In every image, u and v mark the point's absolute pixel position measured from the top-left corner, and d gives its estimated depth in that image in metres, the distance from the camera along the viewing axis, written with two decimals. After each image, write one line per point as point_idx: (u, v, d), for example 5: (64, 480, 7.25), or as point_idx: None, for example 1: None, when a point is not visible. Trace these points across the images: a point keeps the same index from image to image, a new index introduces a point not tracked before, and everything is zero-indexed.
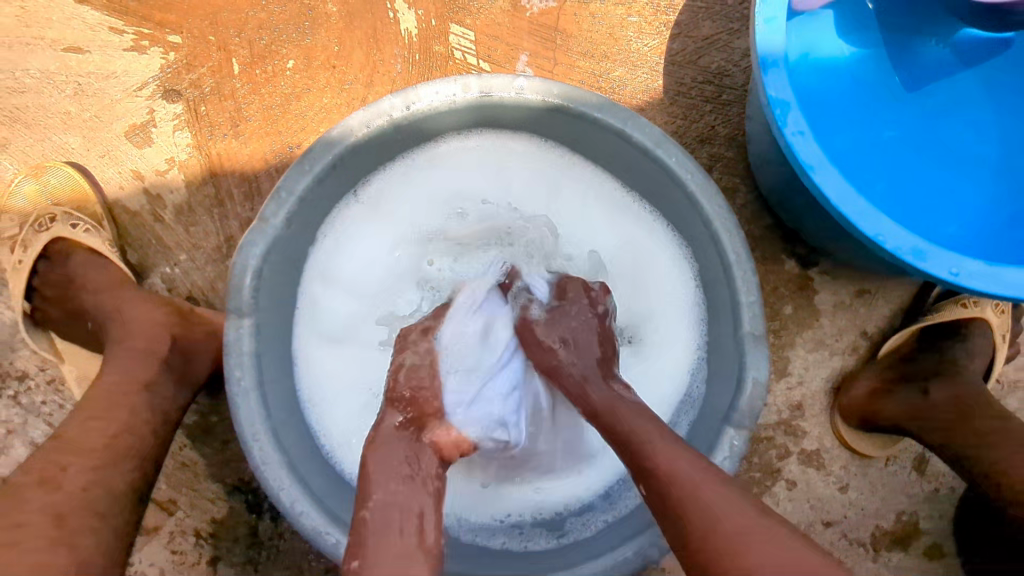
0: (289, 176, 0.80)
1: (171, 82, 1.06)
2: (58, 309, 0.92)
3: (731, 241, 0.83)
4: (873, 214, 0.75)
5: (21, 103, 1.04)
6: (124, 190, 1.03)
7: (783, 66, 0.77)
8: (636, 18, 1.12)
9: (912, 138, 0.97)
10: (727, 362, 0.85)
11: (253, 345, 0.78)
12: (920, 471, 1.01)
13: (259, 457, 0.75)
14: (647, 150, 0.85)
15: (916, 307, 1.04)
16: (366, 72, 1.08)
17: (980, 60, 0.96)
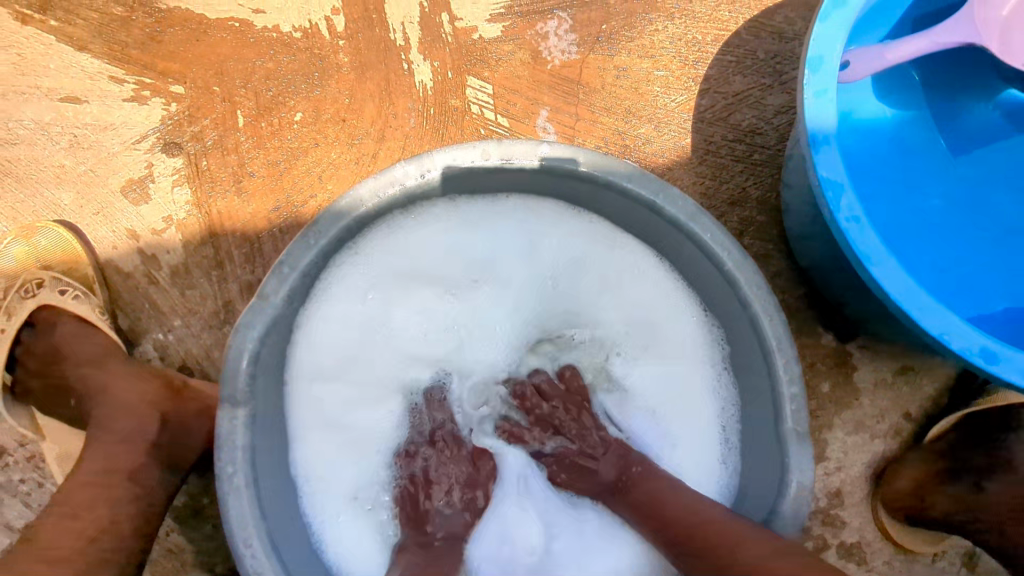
0: (292, 251, 0.74)
1: (172, 134, 1.00)
2: (39, 382, 0.82)
3: (772, 326, 0.76)
4: (934, 308, 0.68)
5: (12, 155, 0.99)
6: (117, 250, 0.96)
7: (834, 142, 0.70)
8: (663, 73, 1.06)
9: (962, 209, 0.90)
10: (766, 457, 0.78)
11: (248, 437, 0.72)
12: (969, 568, 0.93)
13: (251, 565, 0.68)
14: (681, 225, 0.79)
15: (963, 386, 0.97)
16: (378, 126, 1.03)
17: None
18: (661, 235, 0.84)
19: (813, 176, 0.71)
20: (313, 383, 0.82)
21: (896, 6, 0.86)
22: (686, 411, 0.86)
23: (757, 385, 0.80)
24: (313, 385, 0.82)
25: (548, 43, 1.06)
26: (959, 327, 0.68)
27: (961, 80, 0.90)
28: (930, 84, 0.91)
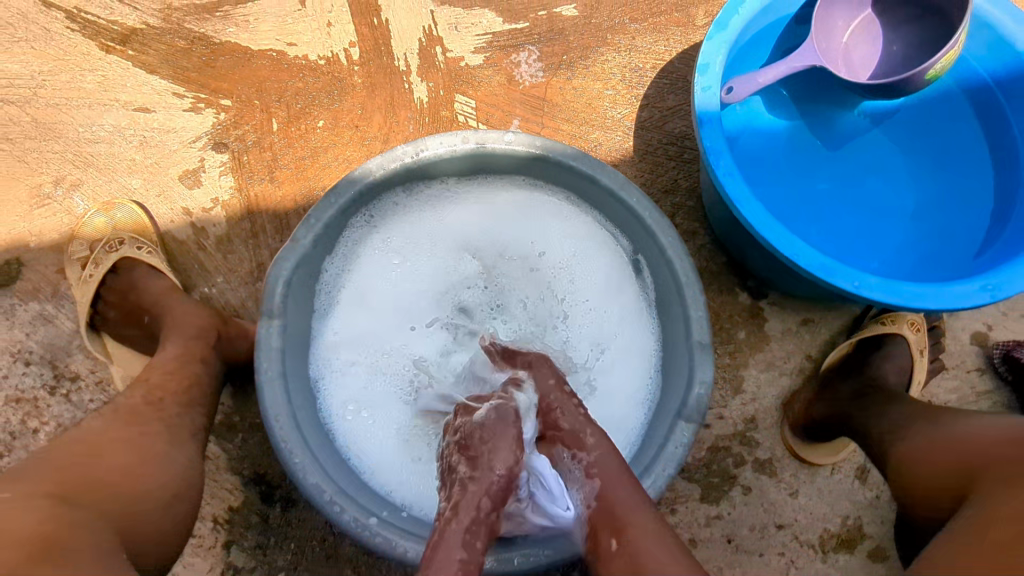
0: (318, 207, 0.99)
1: (220, 136, 1.27)
2: (116, 312, 1.11)
3: (681, 264, 0.99)
4: (789, 239, 0.94)
5: (96, 151, 1.25)
6: (174, 223, 1.22)
7: (716, 122, 0.98)
8: (611, 92, 1.34)
9: (840, 188, 1.15)
10: (679, 368, 0.99)
11: (281, 342, 0.94)
12: (862, 480, 1.13)
13: (278, 434, 0.89)
14: (613, 192, 1.03)
15: (859, 322, 1.20)
16: (383, 131, 1.29)
17: (886, 126, 1.17)
18: (603, 204, 1.08)
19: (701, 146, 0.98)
20: (338, 316, 1.07)
21: (768, 41, 1.16)
22: (626, 354, 1.08)
23: (674, 315, 1.02)
24: (337, 318, 1.07)
25: (520, 69, 1.34)
26: (806, 250, 0.94)
27: (829, 93, 1.19)
28: (807, 96, 1.19)
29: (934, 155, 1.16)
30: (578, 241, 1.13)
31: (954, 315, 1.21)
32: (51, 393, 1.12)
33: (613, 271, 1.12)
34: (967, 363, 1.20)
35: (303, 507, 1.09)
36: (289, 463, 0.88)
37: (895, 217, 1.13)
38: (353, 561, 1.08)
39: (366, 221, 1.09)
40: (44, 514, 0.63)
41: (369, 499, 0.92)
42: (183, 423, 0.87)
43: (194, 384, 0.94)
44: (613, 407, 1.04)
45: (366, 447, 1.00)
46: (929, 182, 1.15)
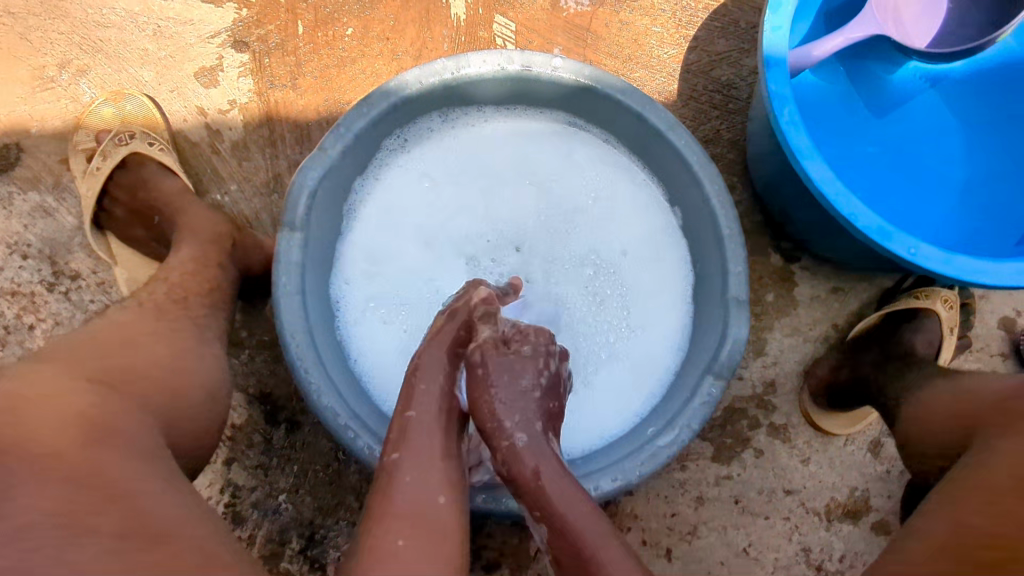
0: (348, 116, 0.91)
1: (241, 34, 1.17)
2: (123, 210, 1.05)
3: (725, 216, 0.92)
4: (847, 197, 0.89)
5: (105, 36, 1.16)
6: (187, 122, 1.15)
7: (783, 65, 0.92)
8: (659, 29, 1.25)
9: (892, 154, 1.10)
10: (712, 324, 0.94)
11: (301, 257, 0.87)
12: (874, 454, 1.12)
13: (295, 353, 0.83)
14: (662, 133, 0.95)
15: (890, 294, 1.16)
16: (415, 46, 1.20)
17: (945, 95, 1.12)
18: (648, 146, 1.01)
19: (765, 89, 0.92)
20: (357, 238, 1.01)
21: None
22: (652, 306, 1.03)
23: (709, 269, 0.97)
24: (357, 240, 1.01)
25: None
26: (865, 210, 0.89)
27: (893, 52, 1.11)
28: (870, 53, 1.12)
29: (991, 127, 1.11)
30: (616, 181, 1.07)
31: (987, 297, 1.18)
32: (50, 290, 1.07)
33: (649, 218, 1.06)
34: (992, 347, 1.17)
35: (308, 430, 1.07)
36: (304, 383, 0.82)
37: (945, 190, 1.09)
38: (356, 489, 1.05)
39: (399, 144, 1.03)
40: (94, 397, 0.63)
41: (379, 425, 0.87)
42: (211, 322, 0.86)
43: (217, 288, 0.92)
44: (633, 360, 1.01)
45: (381, 374, 0.97)
46: (983, 156, 1.10)
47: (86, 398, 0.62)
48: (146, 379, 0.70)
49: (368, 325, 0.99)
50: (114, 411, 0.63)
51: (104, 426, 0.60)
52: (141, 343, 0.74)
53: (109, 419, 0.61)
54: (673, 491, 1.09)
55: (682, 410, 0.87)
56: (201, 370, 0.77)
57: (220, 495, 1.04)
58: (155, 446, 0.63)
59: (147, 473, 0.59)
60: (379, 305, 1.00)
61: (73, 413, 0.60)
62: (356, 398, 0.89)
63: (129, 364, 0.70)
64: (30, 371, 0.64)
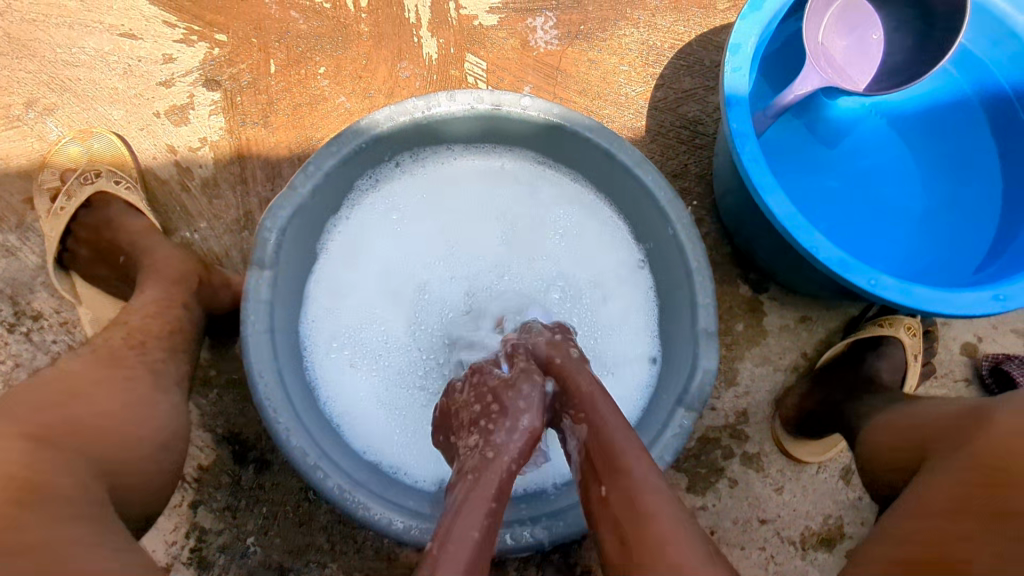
0: (319, 154, 0.91)
1: (213, 73, 1.17)
2: (88, 249, 1.04)
3: (692, 250, 0.94)
4: (809, 230, 0.91)
5: (73, 75, 1.16)
6: (156, 160, 1.15)
7: (744, 103, 0.96)
8: (627, 67, 1.28)
9: (852, 187, 1.14)
10: (682, 356, 0.94)
11: (270, 294, 0.87)
12: (846, 481, 1.13)
13: (263, 392, 0.82)
14: (629, 170, 0.97)
15: (856, 321, 1.19)
16: (387, 85, 1.21)
17: (899, 131, 1.17)
18: (617, 182, 1.02)
19: (727, 126, 0.95)
20: (328, 276, 1.01)
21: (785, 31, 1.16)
22: (623, 340, 1.04)
23: (678, 303, 0.98)
24: (327, 277, 1.01)
25: (535, 34, 1.27)
26: (825, 242, 0.91)
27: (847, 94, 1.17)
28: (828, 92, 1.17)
29: (943, 158, 1.15)
30: (586, 215, 1.09)
31: (948, 324, 1.21)
32: (9, 331, 1.05)
33: (617, 253, 1.08)
34: (955, 373, 1.20)
35: (276, 470, 1.04)
36: (272, 423, 0.81)
37: (904, 221, 1.12)
38: (327, 530, 1.03)
39: (370, 183, 1.04)
40: (35, 456, 0.61)
41: (348, 464, 0.86)
42: (168, 369, 0.84)
43: (178, 329, 0.90)
44: (605, 394, 1.01)
45: (351, 413, 0.96)
46: (937, 188, 1.14)
47: (29, 457, 0.60)
48: (93, 434, 0.68)
49: (337, 362, 0.98)
50: (64, 462, 0.61)
51: (41, 491, 0.58)
52: (90, 392, 0.72)
53: (49, 481, 0.60)
54: None
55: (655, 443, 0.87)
56: (152, 421, 0.75)
57: (185, 540, 1.01)
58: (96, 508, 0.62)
59: (87, 544, 0.57)
60: (352, 345, 1.00)
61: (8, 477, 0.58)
62: (325, 438, 0.87)
63: (75, 416, 0.68)
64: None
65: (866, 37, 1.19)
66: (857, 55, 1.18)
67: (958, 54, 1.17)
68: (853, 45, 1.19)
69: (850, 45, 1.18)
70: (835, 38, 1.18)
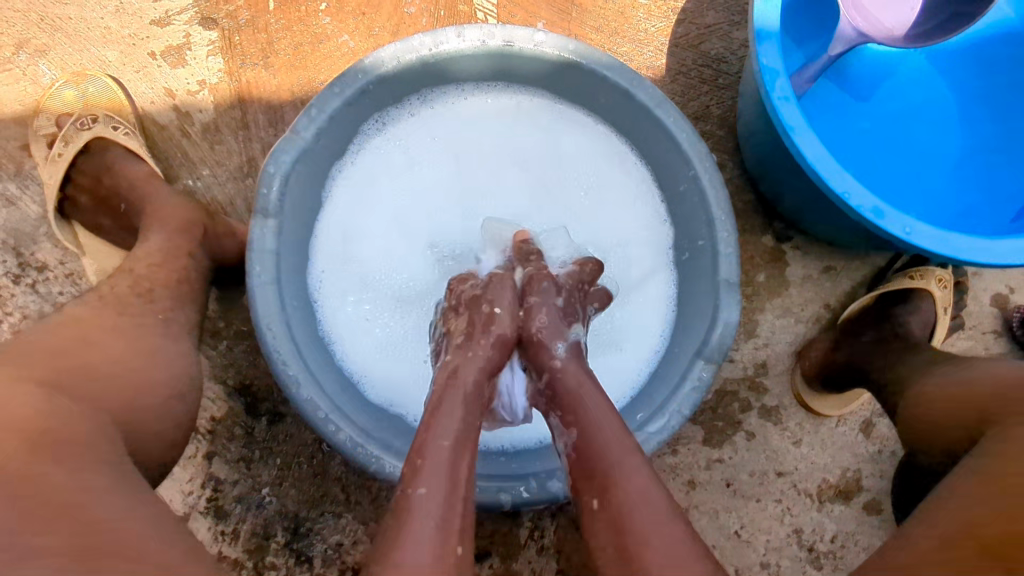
0: (321, 96, 0.86)
1: (209, 10, 1.11)
2: (89, 198, 1.01)
3: (715, 196, 0.89)
4: (841, 175, 0.86)
5: (64, 14, 1.10)
6: (154, 104, 1.10)
7: (774, 38, 0.89)
8: (646, 1, 1.20)
9: (886, 130, 1.08)
10: (702, 308, 0.91)
11: (275, 244, 0.83)
12: (866, 434, 1.11)
13: (271, 345, 0.80)
14: (649, 111, 0.91)
15: (883, 272, 1.15)
16: (392, 22, 1.15)
17: (937, 70, 1.10)
18: (637, 125, 0.97)
19: (756, 63, 0.89)
20: (334, 226, 0.98)
21: None
22: (642, 291, 1.01)
23: (698, 252, 0.94)
24: (334, 228, 0.98)
25: None
26: (858, 188, 0.86)
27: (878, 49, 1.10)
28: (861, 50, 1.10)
29: (985, 99, 1.08)
30: (606, 160, 1.03)
31: (979, 274, 1.17)
32: (16, 282, 1.03)
33: (636, 199, 1.03)
34: (984, 325, 1.16)
35: (290, 422, 1.04)
36: (281, 378, 0.79)
37: (939, 167, 1.06)
38: (342, 480, 1.03)
39: (377, 127, 0.99)
40: (47, 403, 0.60)
41: (359, 417, 0.84)
42: (178, 318, 0.82)
43: (185, 280, 0.88)
44: (623, 349, 0.99)
45: (362, 367, 0.94)
46: (977, 131, 1.08)
47: (37, 404, 0.59)
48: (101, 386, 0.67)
49: (346, 315, 0.96)
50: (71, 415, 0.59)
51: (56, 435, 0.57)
52: (98, 341, 0.71)
53: (60, 427, 0.58)
54: (664, 475, 1.08)
55: (674, 394, 0.85)
56: (164, 369, 0.74)
57: (201, 490, 1.01)
58: (115, 452, 0.61)
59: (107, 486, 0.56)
60: (360, 298, 0.97)
61: (17, 425, 0.56)
62: (337, 391, 0.86)
63: (79, 363, 0.67)
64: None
65: None
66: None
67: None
68: None
69: None
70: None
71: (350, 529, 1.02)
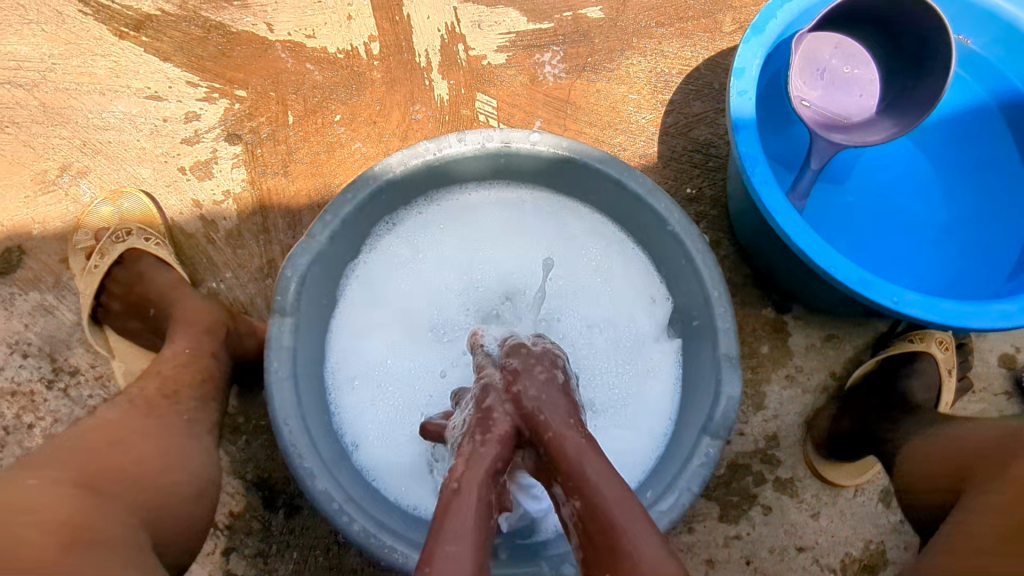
0: (335, 201, 0.94)
1: (234, 128, 1.22)
2: (121, 303, 1.08)
3: (710, 276, 0.93)
4: (827, 251, 0.90)
5: (104, 139, 1.21)
6: (183, 214, 1.19)
7: (751, 126, 0.96)
8: (636, 96, 1.30)
9: (871, 205, 1.13)
10: (705, 382, 0.93)
11: (292, 340, 0.89)
12: (886, 503, 1.10)
13: (288, 437, 0.83)
14: (641, 198, 0.97)
15: (885, 336, 1.17)
16: (401, 128, 1.25)
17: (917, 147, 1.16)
18: (632, 212, 1.03)
19: (736, 150, 0.96)
20: (347, 325, 1.03)
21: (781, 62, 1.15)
22: (649, 371, 1.03)
23: (698, 330, 0.97)
24: (348, 327, 1.03)
25: (543, 69, 1.30)
26: (844, 262, 0.90)
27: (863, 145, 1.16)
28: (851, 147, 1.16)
29: (964, 170, 1.14)
30: (605, 247, 1.09)
31: (982, 336, 1.18)
32: (49, 387, 1.09)
33: (637, 281, 1.07)
34: (994, 386, 1.16)
35: (307, 514, 1.06)
36: (298, 469, 0.82)
37: (928, 237, 1.10)
38: (358, 572, 1.03)
39: (388, 228, 1.06)
40: (74, 507, 0.64)
41: (374, 507, 0.86)
42: (198, 421, 0.86)
43: (209, 377, 0.93)
44: (633, 429, 1.00)
45: (379, 456, 0.97)
46: (961, 199, 1.12)
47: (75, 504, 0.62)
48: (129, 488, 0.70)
49: (359, 409, 0.99)
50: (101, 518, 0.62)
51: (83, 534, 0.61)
52: (131, 441, 0.75)
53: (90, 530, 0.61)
54: (682, 555, 1.07)
55: (684, 469, 0.86)
56: (187, 470, 0.77)
57: None
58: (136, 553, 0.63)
59: None
60: (379, 392, 1.00)
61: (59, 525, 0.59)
62: (350, 481, 0.88)
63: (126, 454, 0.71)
64: (22, 477, 0.64)
65: (838, 72, 1.15)
66: (838, 92, 1.15)
67: (962, 57, 1.14)
68: (829, 88, 1.15)
69: (827, 90, 1.15)
70: (817, 77, 1.14)
71: None
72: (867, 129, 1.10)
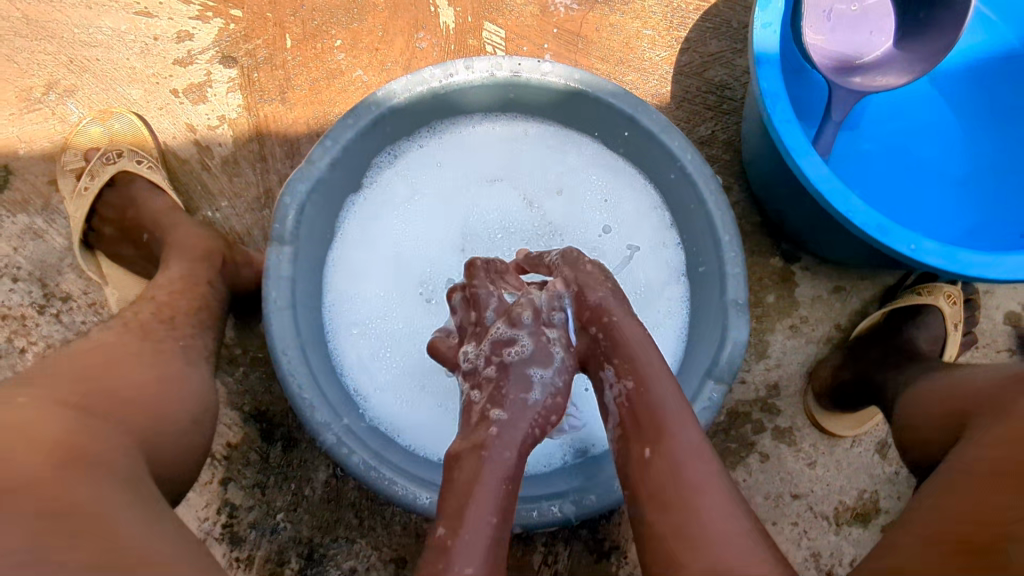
0: (336, 127, 0.90)
1: (229, 49, 1.16)
2: (112, 228, 1.05)
3: (722, 219, 0.90)
4: (845, 196, 0.87)
5: (92, 56, 1.15)
6: (176, 139, 1.14)
7: (774, 61, 0.91)
8: (651, 32, 1.24)
9: (889, 154, 1.09)
10: (711, 327, 0.91)
11: (290, 270, 0.86)
12: (882, 455, 1.10)
13: (286, 367, 0.81)
14: (654, 136, 0.94)
15: (893, 288, 1.15)
16: (404, 57, 1.19)
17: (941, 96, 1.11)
18: (644, 152, 0.99)
19: (757, 87, 0.91)
20: (345, 260, 1.00)
21: None
22: (654, 315, 1.01)
23: (707, 274, 0.95)
24: (345, 261, 1.00)
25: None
26: (863, 208, 0.87)
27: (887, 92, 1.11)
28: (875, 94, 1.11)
29: (987, 119, 1.10)
30: (614, 189, 1.05)
31: (991, 293, 1.16)
32: (40, 312, 1.06)
33: (645, 224, 1.04)
34: (998, 343, 1.15)
35: (304, 447, 1.05)
36: (296, 400, 0.81)
37: (946, 187, 1.07)
38: (356, 506, 1.04)
39: (390, 160, 1.02)
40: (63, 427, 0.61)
41: (372, 440, 0.85)
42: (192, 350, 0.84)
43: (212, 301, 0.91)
44: None
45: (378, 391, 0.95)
46: (983, 151, 1.09)
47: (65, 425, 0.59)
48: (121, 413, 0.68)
49: (357, 344, 0.97)
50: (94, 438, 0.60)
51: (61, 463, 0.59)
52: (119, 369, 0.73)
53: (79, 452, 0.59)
54: None
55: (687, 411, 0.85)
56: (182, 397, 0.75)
57: (216, 516, 1.02)
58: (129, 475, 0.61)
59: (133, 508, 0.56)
60: (379, 329, 0.98)
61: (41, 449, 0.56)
62: (349, 414, 0.87)
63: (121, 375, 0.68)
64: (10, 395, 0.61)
65: (847, 9, 1.10)
66: (849, 30, 1.09)
67: None
68: (841, 27, 1.10)
69: (840, 29, 1.10)
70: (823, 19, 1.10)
71: (363, 554, 1.02)
72: (881, 71, 1.07)
